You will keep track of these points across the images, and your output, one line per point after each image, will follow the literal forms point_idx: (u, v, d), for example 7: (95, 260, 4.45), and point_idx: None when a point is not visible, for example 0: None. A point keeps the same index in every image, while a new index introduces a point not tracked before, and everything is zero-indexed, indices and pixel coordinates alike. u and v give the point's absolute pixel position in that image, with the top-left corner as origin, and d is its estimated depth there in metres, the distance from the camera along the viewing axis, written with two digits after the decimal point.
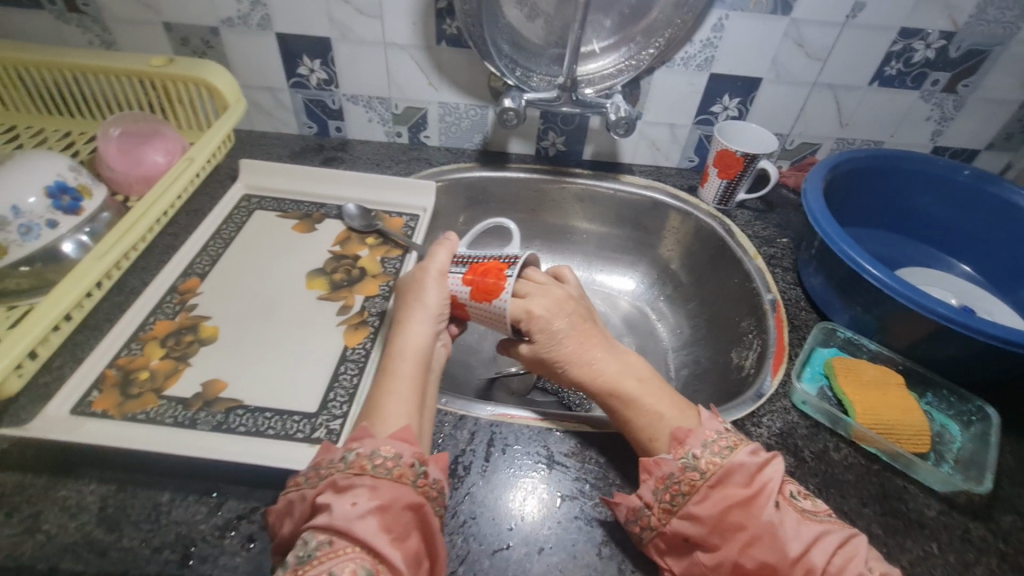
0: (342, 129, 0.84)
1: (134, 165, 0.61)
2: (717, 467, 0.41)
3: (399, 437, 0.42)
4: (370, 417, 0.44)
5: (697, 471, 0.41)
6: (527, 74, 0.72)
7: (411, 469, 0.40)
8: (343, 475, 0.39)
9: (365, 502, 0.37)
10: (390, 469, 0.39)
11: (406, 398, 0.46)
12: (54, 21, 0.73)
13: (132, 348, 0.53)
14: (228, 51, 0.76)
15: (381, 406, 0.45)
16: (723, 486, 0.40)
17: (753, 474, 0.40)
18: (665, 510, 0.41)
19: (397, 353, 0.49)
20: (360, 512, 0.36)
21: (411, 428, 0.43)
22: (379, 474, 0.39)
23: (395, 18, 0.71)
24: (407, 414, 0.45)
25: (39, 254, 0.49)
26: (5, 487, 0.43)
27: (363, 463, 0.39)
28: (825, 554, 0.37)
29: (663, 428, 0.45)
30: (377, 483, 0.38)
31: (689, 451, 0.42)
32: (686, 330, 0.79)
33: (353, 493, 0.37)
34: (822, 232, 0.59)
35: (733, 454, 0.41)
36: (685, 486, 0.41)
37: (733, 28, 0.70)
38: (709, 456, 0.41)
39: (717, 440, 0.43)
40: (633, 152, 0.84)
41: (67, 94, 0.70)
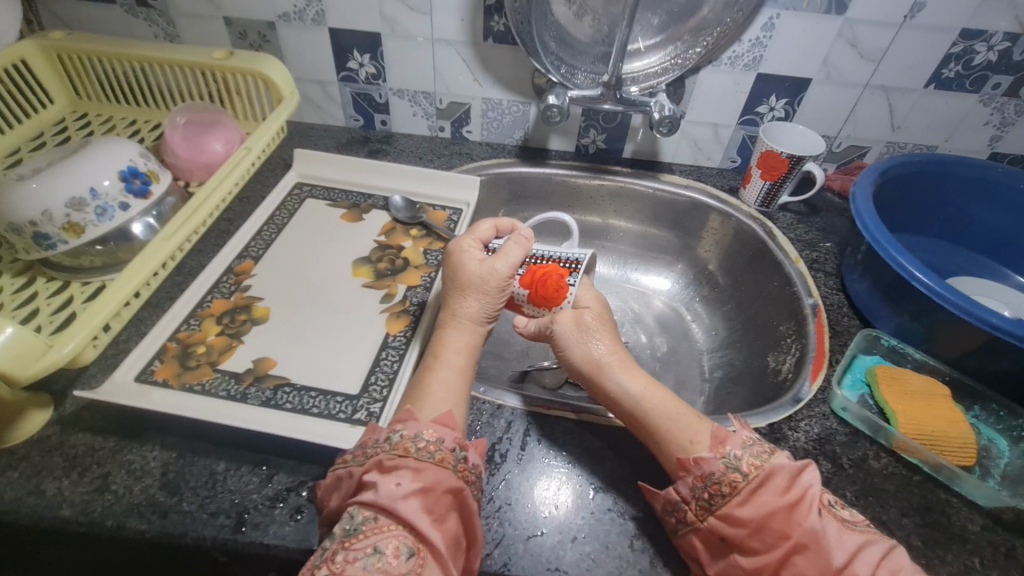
0: (386, 123, 0.87)
1: (196, 152, 0.64)
2: (759, 471, 0.41)
3: (441, 421, 0.44)
4: (415, 399, 0.46)
5: (739, 472, 0.41)
6: (573, 71, 0.72)
7: (452, 454, 0.42)
8: (389, 456, 0.41)
9: (409, 483, 0.39)
10: (432, 452, 0.41)
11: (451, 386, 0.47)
12: (125, 15, 0.77)
13: (191, 324, 0.56)
14: (283, 45, 0.79)
15: (429, 390, 0.47)
16: (764, 490, 0.40)
17: (793, 478, 0.41)
18: (702, 508, 0.42)
19: (446, 343, 0.51)
20: (404, 492, 0.38)
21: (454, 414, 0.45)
22: (423, 456, 0.40)
23: (444, 14, 0.73)
24: (452, 401, 0.46)
25: (112, 234, 0.53)
26: (78, 449, 0.46)
27: (407, 445, 0.41)
28: (868, 563, 0.38)
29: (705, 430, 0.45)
30: (421, 465, 0.40)
31: (730, 451, 0.43)
32: (721, 332, 0.78)
33: (398, 474, 0.39)
34: (869, 237, 0.57)
35: (772, 458, 0.42)
36: (726, 487, 0.41)
37: (784, 27, 0.69)
38: (750, 459, 0.42)
39: (756, 445, 0.43)
40: (674, 151, 0.84)
41: (134, 83, 0.74)
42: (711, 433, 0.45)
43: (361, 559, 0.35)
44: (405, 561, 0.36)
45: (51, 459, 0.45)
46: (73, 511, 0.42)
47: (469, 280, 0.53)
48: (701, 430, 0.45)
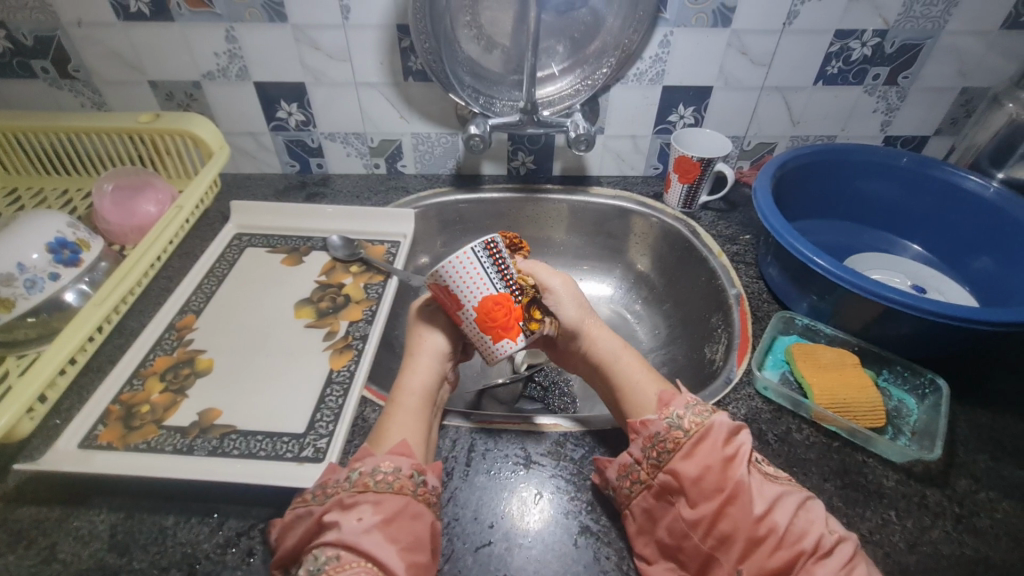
0: (322, 166, 0.89)
1: (128, 216, 0.65)
2: (699, 427, 0.46)
3: (396, 451, 0.46)
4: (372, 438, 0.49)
5: (681, 429, 0.46)
6: (490, 101, 0.76)
7: (411, 479, 0.44)
8: (349, 494, 0.43)
9: (370, 517, 0.41)
10: (391, 482, 0.43)
11: (408, 424, 0.49)
12: (49, 88, 0.79)
13: (134, 384, 0.57)
14: (210, 102, 0.81)
15: (385, 428, 0.49)
16: (704, 444, 0.45)
17: (728, 434, 0.45)
18: (653, 466, 0.46)
19: (404, 385, 0.53)
20: (366, 526, 0.40)
21: (408, 443, 0.47)
22: (381, 489, 0.43)
23: (362, 59, 0.76)
24: (410, 429, 0.49)
25: (44, 305, 0.54)
26: (23, 522, 0.46)
27: (366, 480, 0.44)
28: (788, 511, 0.41)
29: (652, 396, 0.51)
30: (379, 500, 0.42)
31: (674, 412, 0.47)
32: (663, 330, 0.82)
33: (358, 510, 0.42)
34: (770, 227, 0.63)
35: (713, 414, 0.46)
36: (670, 443, 0.46)
37: (679, 43, 0.75)
38: (692, 417, 0.47)
39: (698, 405, 0.48)
40: (600, 164, 0.89)
41: (63, 154, 0.75)
42: (657, 396, 0.50)
43: None
44: None
45: None
46: None
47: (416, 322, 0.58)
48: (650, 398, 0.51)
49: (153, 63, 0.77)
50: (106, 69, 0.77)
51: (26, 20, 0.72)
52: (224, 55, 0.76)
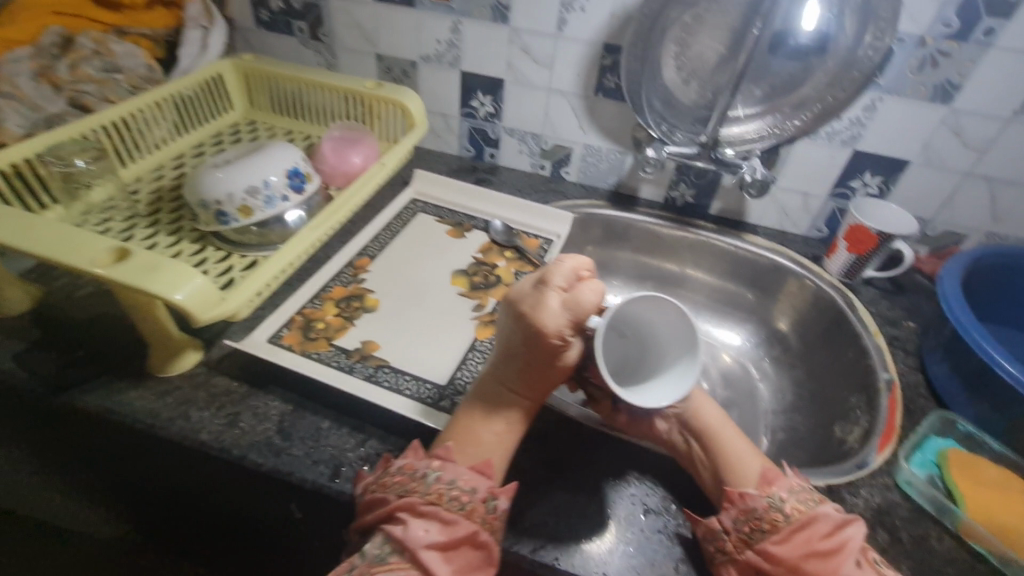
0: (494, 156, 0.97)
1: (340, 162, 0.76)
2: (801, 515, 0.46)
3: (477, 469, 0.48)
4: (457, 438, 0.50)
5: (781, 513, 0.46)
6: (672, 130, 0.79)
7: (482, 506, 0.46)
8: (423, 500, 0.45)
9: (435, 533, 0.44)
10: (462, 504, 0.45)
11: (492, 440, 0.50)
12: (298, 45, 0.94)
13: (315, 303, 0.66)
14: (419, 81, 0.91)
15: (470, 434, 0.50)
16: (804, 532, 0.45)
17: (834, 528, 0.45)
18: (741, 540, 0.46)
19: (496, 399, 0.51)
20: (428, 541, 0.43)
21: (491, 461, 0.49)
22: (451, 509, 0.45)
23: (563, 68, 0.82)
24: (495, 448, 0.50)
25: (271, 219, 0.65)
26: (218, 389, 0.56)
27: (440, 492, 0.46)
28: None
29: (753, 469, 0.50)
30: (449, 517, 0.45)
31: (776, 492, 0.48)
32: (789, 395, 0.79)
33: (427, 521, 0.44)
34: (955, 320, 0.59)
35: (817, 505, 0.47)
36: (767, 523, 0.46)
37: (887, 110, 0.72)
38: (795, 502, 0.47)
39: (802, 493, 0.48)
40: (761, 214, 0.87)
41: (297, 101, 0.89)
42: (760, 472, 0.50)
43: None
44: None
45: (197, 392, 0.56)
46: (210, 437, 0.52)
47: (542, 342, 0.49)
48: (752, 469, 0.50)
49: (386, 39, 0.88)
50: (347, 38, 0.90)
51: None
52: (444, 43, 0.86)
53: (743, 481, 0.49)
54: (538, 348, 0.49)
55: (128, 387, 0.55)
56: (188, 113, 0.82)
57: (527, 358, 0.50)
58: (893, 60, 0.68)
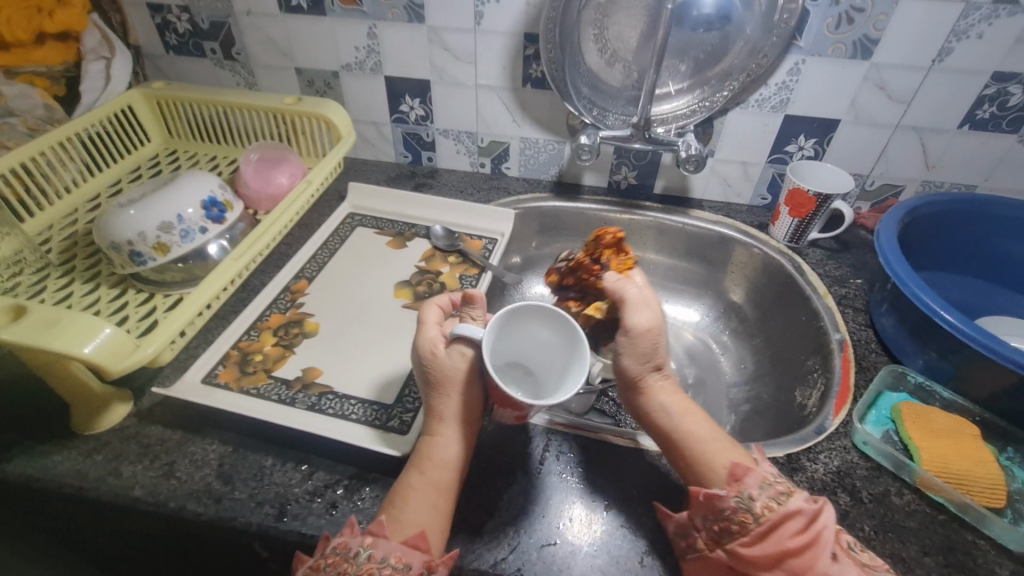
0: (432, 159, 0.94)
1: (264, 185, 0.72)
2: (773, 514, 0.42)
3: (411, 544, 0.41)
4: (389, 505, 0.44)
5: (751, 514, 0.42)
6: (604, 113, 0.77)
7: None
8: None
9: None
10: None
11: (429, 501, 0.44)
12: (213, 67, 0.90)
13: (251, 334, 0.63)
14: (344, 91, 0.88)
15: (404, 500, 0.44)
16: (775, 533, 0.41)
17: (808, 521, 0.41)
18: (711, 540, 0.43)
19: (430, 454, 0.46)
20: None
21: (427, 531, 0.42)
22: None
23: (487, 63, 0.80)
24: (431, 511, 0.44)
25: (192, 253, 0.62)
26: (151, 439, 0.53)
27: (372, 569, 0.40)
28: None
29: (725, 462, 0.46)
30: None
31: (745, 490, 0.43)
32: (750, 365, 0.79)
33: None
34: (893, 274, 0.59)
35: (787, 500, 0.42)
36: (736, 525, 0.43)
37: (810, 71, 0.72)
38: (765, 500, 0.43)
39: (774, 484, 0.44)
40: (704, 187, 0.87)
41: (217, 125, 0.85)
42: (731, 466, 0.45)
43: None
44: None
45: (128, 446, 0.52)
46: (143, 492, 0.49)
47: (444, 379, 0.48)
48: (721, 464, 0.46)
49: (303, 52, 0.85)
50: (262, 54, 0.87)
51: (207, 7, 0.83)
52: (363, 50, 0.83)
53: (711, 480, 0.45)
54: (446, 375, 0.47)
55: (51, 450, 0.52)
56: (98, 149, 0.78)
57: (440, 391, 0.48)
58: (809, 20, 0.68)
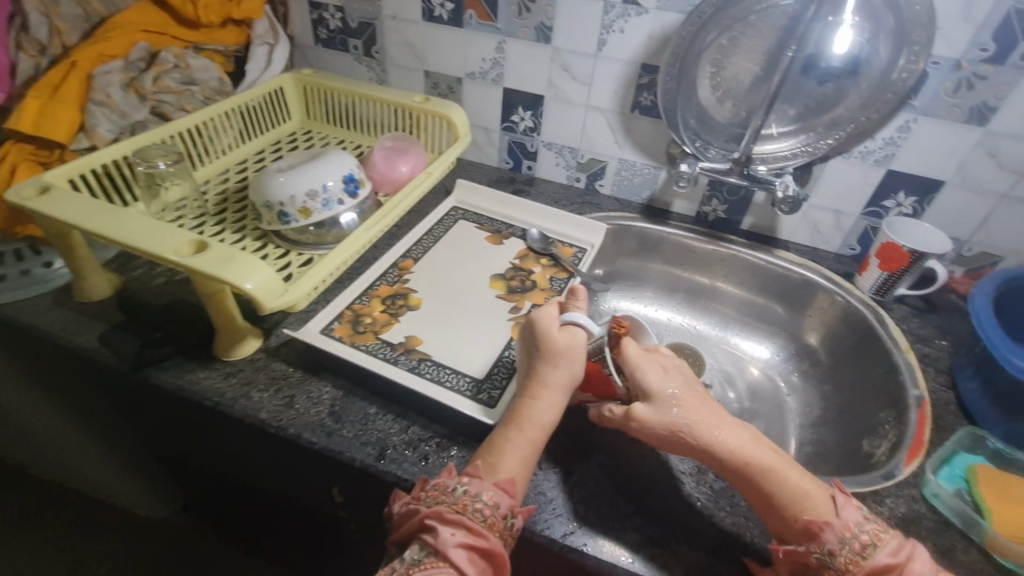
0: (532, 168, 1.01)
1: (389, 170, 0.81)
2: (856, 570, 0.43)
3: (502, 487, 0.47)
4: (486, 451, 0.50)
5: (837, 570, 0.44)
6: (706, 146, 0.81)
7: (502, 521, 0.45)
8: (450, 509, 0.45)
9: (462, 537, 0.43)
10: (485, 516, 0.45)
11: (522, 454, 0.49)
12: (352, 62, 1.00)
13: (364, 299, 0.70)
14: (464, 96, 0.97)
15: (500, 450, 0.49)
16: None
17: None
18: None
19: (530, 414, 0.51)
20: (456, 544, 0.43)
21: (516, 479, 0.48)
22: (476, 519, 0.44)
23: (601, 86, 0.86)
24: (523, 463, 0.49)
25: (327, 221, 0.70)
26: (277, 373, 0.61)
27: (466, 502, 0.45)
28: None
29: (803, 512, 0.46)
30: (476, 524, 0.44)
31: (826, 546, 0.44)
32: (816, 409, 0.79)
33: (454, 528, 0.44)
34: (985, 336, 0.61)
35: (872, 554, 0.43)
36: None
37: (920, 131, 0.73)
38: (849, 556, 0.44)
39: (855, 539, 0.44)
40: (793, 230, 0.89)
41: (350, 112, 0.95)
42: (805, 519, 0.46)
43: None
44: None
45: (258, 376, 0.61)
46: (269, 416, 0.57)
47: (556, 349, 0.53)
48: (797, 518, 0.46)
49: (434, 57, 0.94)
50: (398, 55, 0.97)
51: (360, 9, 0.93)
52: (488, 62, 0.91)
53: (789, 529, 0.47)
54: (558, 348, 0.53)
55: (197, 368, 0.61)
56: (252, 121, 0.89)
57: (550, 361, 0.53)
58: (927, 82, 0.70)
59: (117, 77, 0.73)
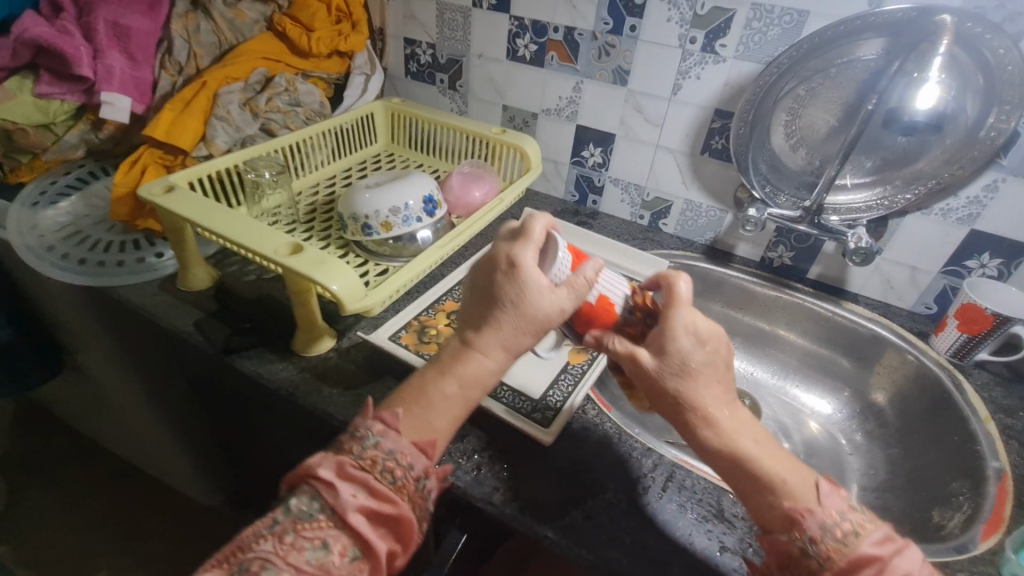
0: (597, 203, 1.04)
1: (464, 195, 0.86)
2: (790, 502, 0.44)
3: (419, 446, 0.47)
4: (412, 403, 0.49)
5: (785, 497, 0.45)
6: (776, 192, 0.81)
7: (412, 483, 0.46)
8: (355, 463, 0.45)
9: (363, 498, 0.44)
10: (393, 477, 0.45)
11: (449, 411, 0.49)
12: (437, 93, 1.08)
13: (430, 313, 0.74)
14: (538, 130, 1.02)
15: (427, 405, 0.49)
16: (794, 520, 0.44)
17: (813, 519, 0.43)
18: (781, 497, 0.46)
19: (467, 372, 0.49)
20: (356, 505, 0.43)
21: (435, 440, 0.48)
22: (385, 480, 0.45)
23: (672, 128, 0.88)
24: (447, 421, 0.49)
25: (405, 235, 0.75)
26: (345, 372, 0.66)
27: (376, 458, 0.45)
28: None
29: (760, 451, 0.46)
30: (380, 486, 0.44)
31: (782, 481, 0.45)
32: (881, 472, 0.75)
33: (355, 486, 0.44)
34: None
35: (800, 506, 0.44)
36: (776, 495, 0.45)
37: (1009, 191, 0.71)
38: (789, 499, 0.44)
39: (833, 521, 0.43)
40: (863, 283, 0.86)
41: (431, 139, 1.02)
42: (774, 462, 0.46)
43: (310, 549, 0.42)
44: (347, 562, 0.42)
45: (328, 372, 0.65)
46: (336, 410, 0.61)
47: (528, 304, 0.47)
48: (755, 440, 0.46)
49: (513, 93, 1.00)
50: (480, 89, 1.03)
51: (450, 47, 1.01)
52: (565, 99, 0.96)
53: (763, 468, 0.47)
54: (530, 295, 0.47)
55: (277, 359, 0.66)
56: (344, 142, 0.98)
57: (501, 314, 0.48)
58: (1018, 142, 0.68)
59: (237, 96, 0.82)
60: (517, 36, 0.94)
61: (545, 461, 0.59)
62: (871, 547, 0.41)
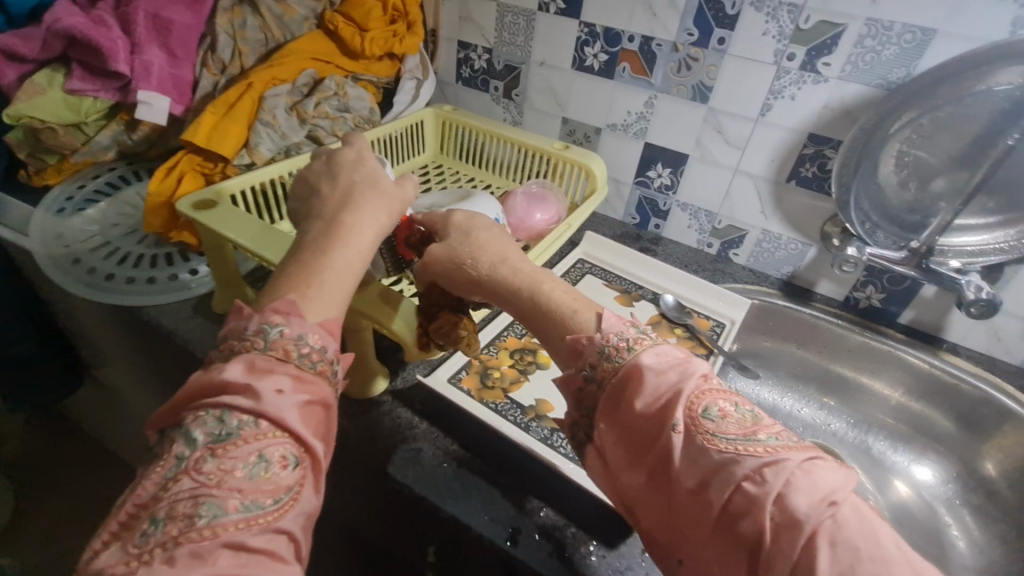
0: (659, 227, 0.96)
1: (525, 217, 0.78)
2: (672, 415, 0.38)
3: (329, 327, 0.40)
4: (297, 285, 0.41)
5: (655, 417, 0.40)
6: (874, 229, 0.74)
7: (330, 365, 0.39)
8: (260, 357, 0.36)
9: (291, 390, 0.35)
10: (314, 361, 0.38)
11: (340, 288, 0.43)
12: (490, 101, 1.01)
13: (491, 350, 0.67)
14: (600, 146, 0.94)
15: (313, 279, 0.42)
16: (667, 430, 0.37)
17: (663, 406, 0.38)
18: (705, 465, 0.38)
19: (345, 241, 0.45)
20: (288, 399, 0.35)
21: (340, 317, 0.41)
22: (305, 364, 0.37)
23: (756, 152, 0.80)
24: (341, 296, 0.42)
25: None
26: (400, 421, 0.58)
27: (287, 347, 0.37)
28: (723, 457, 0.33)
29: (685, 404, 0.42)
30: (303, 371, 0.37)
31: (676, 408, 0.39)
32: (995, 553, 0.69)
33: (274, 379, 0.35)
34: None
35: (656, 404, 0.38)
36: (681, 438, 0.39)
37: None
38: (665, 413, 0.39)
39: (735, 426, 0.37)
40: (965, 332, 0.78)
41: (484, 152, 0.95)
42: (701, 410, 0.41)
43: (245, 467, 0.31)
44: (291, 472, 0.33)
45: (381, 420, 0.58)
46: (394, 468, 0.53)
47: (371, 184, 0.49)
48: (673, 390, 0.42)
49: (575, 105, 0.92)
50: (538, 100, 0.96)
51: (508, 52, 0.94)
52: (634, 115, 0.88)
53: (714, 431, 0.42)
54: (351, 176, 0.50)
55: None
56: (391, 152, 0.91)
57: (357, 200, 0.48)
58: None
59: (284, 100, 0.75)
60: (585, 44, 0.86)
61: (636, 543, 0.49)
62: (650, 366, 0.39)
